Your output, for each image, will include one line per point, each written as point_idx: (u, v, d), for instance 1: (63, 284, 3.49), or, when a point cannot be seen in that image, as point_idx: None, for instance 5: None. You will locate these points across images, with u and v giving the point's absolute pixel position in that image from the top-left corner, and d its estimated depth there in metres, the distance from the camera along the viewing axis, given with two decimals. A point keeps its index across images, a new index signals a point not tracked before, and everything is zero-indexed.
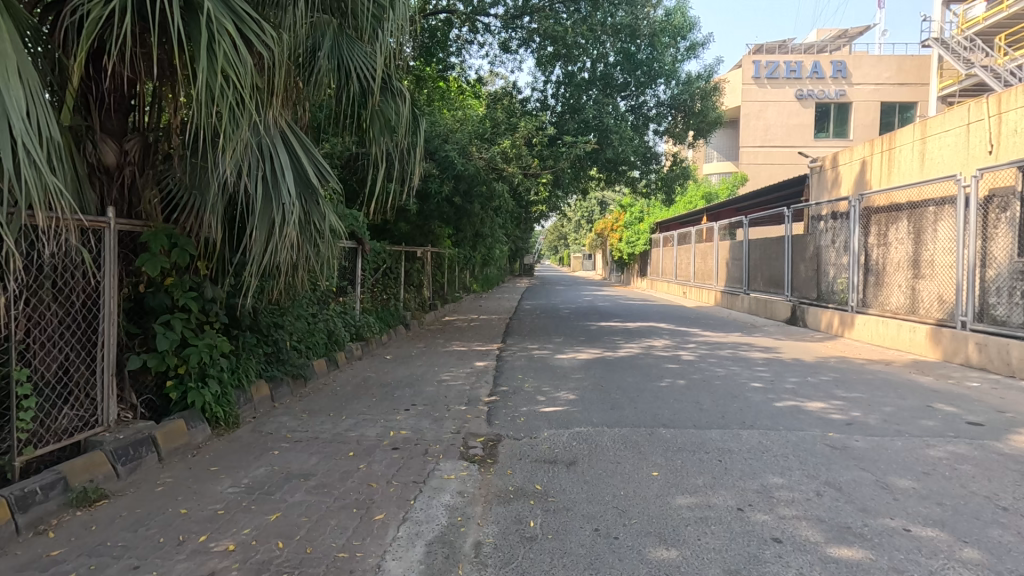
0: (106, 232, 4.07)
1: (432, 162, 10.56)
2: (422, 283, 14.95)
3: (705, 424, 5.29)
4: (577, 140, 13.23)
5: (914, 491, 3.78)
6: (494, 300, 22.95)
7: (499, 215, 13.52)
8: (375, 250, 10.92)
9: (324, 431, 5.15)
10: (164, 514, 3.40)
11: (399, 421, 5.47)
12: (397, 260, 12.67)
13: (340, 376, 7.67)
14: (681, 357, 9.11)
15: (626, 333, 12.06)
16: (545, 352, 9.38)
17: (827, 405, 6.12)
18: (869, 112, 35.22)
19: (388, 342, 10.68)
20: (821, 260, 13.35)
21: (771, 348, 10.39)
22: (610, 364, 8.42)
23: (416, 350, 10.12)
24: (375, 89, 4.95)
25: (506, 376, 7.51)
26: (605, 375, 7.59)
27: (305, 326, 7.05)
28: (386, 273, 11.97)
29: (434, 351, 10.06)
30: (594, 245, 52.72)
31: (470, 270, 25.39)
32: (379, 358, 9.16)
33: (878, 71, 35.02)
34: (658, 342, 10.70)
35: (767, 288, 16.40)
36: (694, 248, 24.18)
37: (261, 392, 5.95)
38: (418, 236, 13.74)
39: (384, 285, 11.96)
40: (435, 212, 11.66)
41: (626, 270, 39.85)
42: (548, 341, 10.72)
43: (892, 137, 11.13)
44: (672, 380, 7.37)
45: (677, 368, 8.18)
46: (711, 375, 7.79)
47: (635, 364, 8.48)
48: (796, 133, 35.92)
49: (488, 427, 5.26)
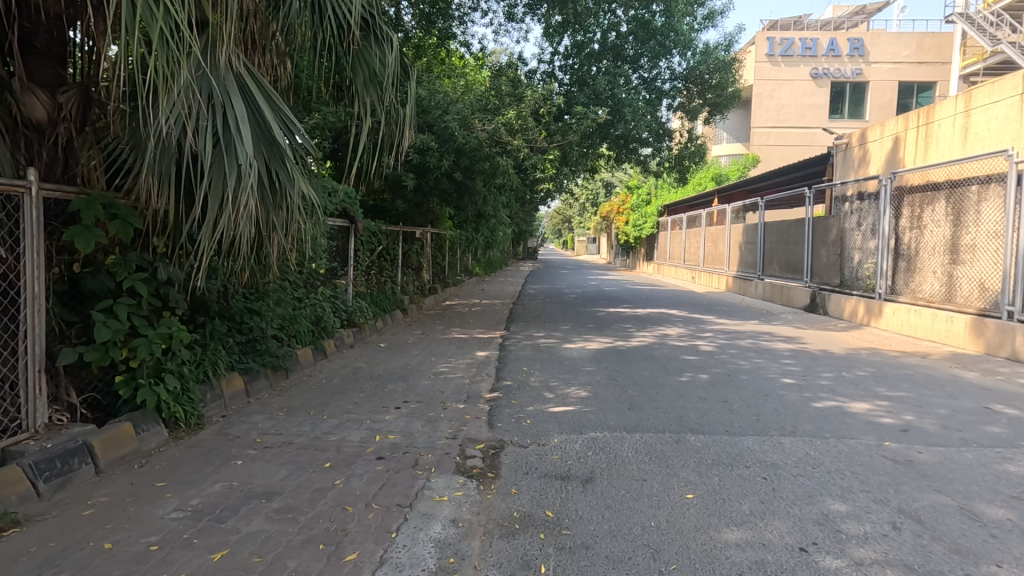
0: (26, 200, 3.37)
1: (431, 135, 9.79)
2: (421, 266, 14.26)
3: (740, 430, 4.57)
4: (586, 115, 12.46)
5: (1012, 523, 3.07)
6: (496, 284, 22.25)
7: (503, 193, 12.76)
8: (370, 231, 10.22)
9: (301, 435, 4.47)
10: (83, 549, 2.73)
11: (387, 422, 4.78)
12: (393, 240, 11.93)
13: (328, 366, 7.00)
14: (699, 349, 8.38)
15: (637, 320, 11.36)
16: (552, 341, 8.68)
17: (873, 407, 5.40)
18: (886, 91, 34.03)
19: (384, 329, 10.00)
20: (845, 243, 12.56)
21: (795, 338, 9.66)
22: (623, 355, 7.72)
23: (414, 337, 9.47)
24: (357, 29, 4.18)
25: (509, 369, 6.82)
26: (619, 368, 6.88)
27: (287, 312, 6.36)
28: (381, 254, 11.25)
29: (432, 339, 9.38)
30: (599, 230, 51.79)
31: (471, 253, 24.60)
32: (372, 346, 8.49)
33: (896, 49, 33.84)
34: (673, 331, 10.01)
35: (783, 273, 15.65)
36: (704, 231, 23.38)
37: (233, 386, 5.26)
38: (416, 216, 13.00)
39: (379, 268, 11.23)
40: (435, 190, 10.90)
41: (631, 254, 38.99)
42: (553, 329, 10.02)
43: (930, 109, 10.27)
44: (693, 374, 6.67)
45: (696, 361, 7.47)
46: (736, 368, 7.08)
47: (650, 355, 7.78)
48: (810, 113, 34.79)
49: (489, 432, 4.57)
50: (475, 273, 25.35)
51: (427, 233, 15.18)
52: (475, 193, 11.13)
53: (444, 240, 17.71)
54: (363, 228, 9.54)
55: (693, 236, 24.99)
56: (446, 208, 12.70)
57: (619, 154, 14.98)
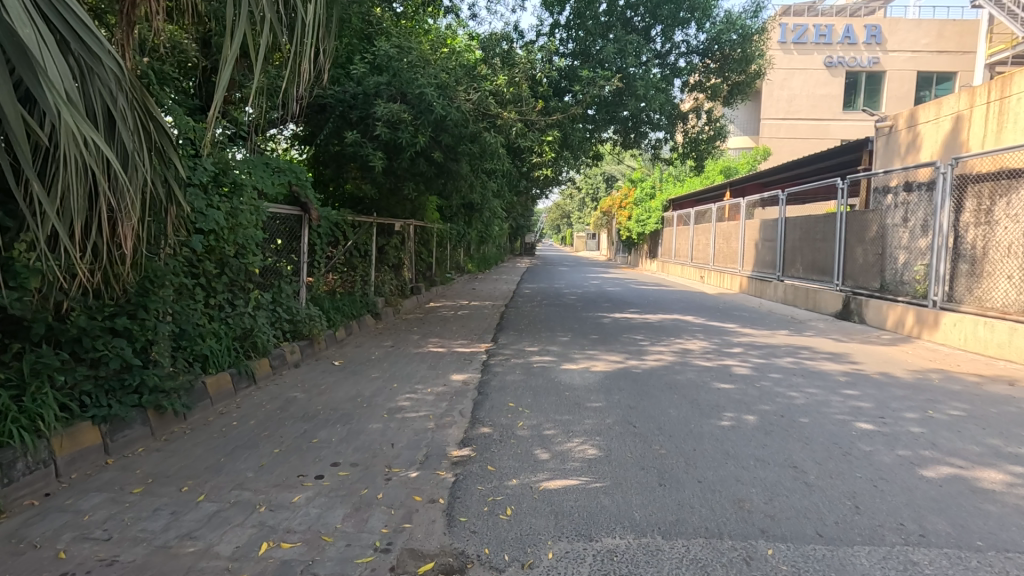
0: None
1: (404, 105, 8.04)
2: (400, 262, 12.60)
3: (838, 535, 2.91)
4: (591, 88, 10.72)
5: None
6: (490, 282, 20.60)
7: (494, 179, 11.08)
8: (332, 220, 8.53)
9: (143, 539, 2.80)
10: None
11: (291, 512, 3.11)
12: (365, 232, 10.24)
13: (253, 398, 5.32)
14: (731, 373, 6.68)
15: (649, 330, 9.70)
16: (548, 360, 6.99)
17: (1011, 478, 3.73)
18: (904, 82, 32.32)
19: (346, 340, 8.31)
20: (887, 242, 10.89)
21: (842, 356, 8.00)
22: (639, 382, 6.03)
23: (379, 352, 7.78)
24: None
25: (490, 404, 5.15)
26: (635, 404, 5.20)
27: (181, 327, 4.67)
28: (347, 248, 9.56)
29: (402, 353, 7.71)
30: (599, 226, 50.25)
31: (463, 248, 22.95)
32: (324, 365, 6.81)
33: (914, 37, 32.20)
34: (694, 345, 8.33)
35: (808, 274, 14.00)
36: (714, 227, 21.72)
37: (78, 445, 3.58)
38: (394, 205, 11.31)
39: (343, 266, 9.53)
40: (411, 172, 9.19)
41: (633, 251, 37.43)
42: (550, 341, 8.33)
43: (1005, 81, 8.56)
44: (735, 415, 5.00)
45: (733, 392, 5.80)
46: (788, 404, 5.41)
47: (672, 382, 6.13)
48: (823, 104, 33.10)
49: (445, 533, 2.91)
50: (468, 270, 23.70)
51: (409, 225, 13.48)
52: (459, 177, 9.42)
53: (430, 233, 16.02)
54: (319, 217, 7.88)
55: (702, 232, 23.28)
56: (428, 196, 11.00)
57: (627, 136, 13.26)
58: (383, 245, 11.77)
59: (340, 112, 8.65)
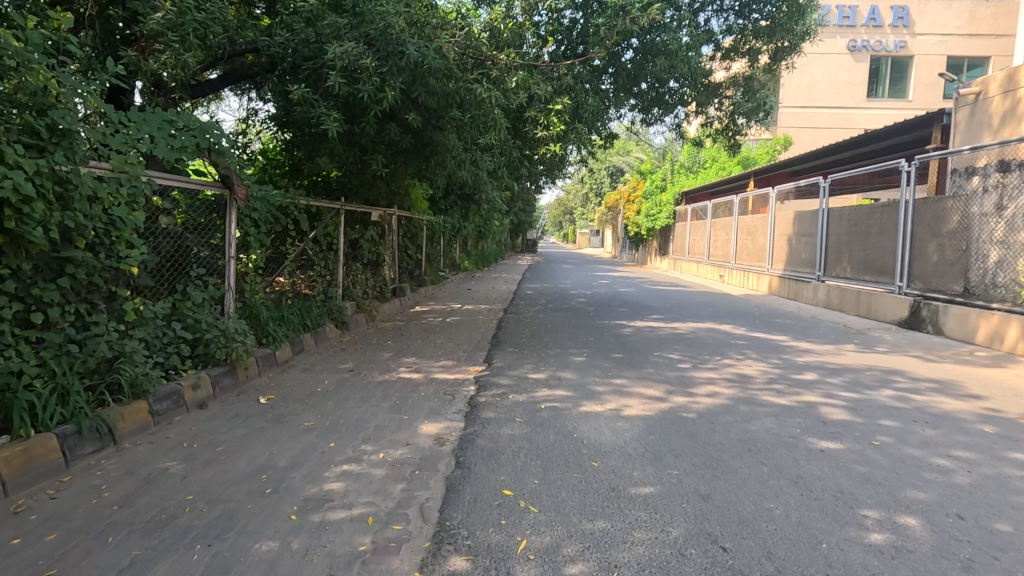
0: None
1: (366, 48, 6.05)
2: (379, 258, 10.65)
3: None
4: (608, 45, 8.75)
5: None
6: (488, 282, 18.64)
7: (491, 157, 9.12)
8: (279, 204, 6.59)
9: None
10: None
11: None
12: (328, 221, 8.26)
13: (91, 475, 3.32)
14: (824, 418, 4.66)
15: (685, 345, 7.70)
16: (560, 398, 4.99)
17: None
18: (933, 67, 30.34)
19: (293, 362, 6.31)
20: (974, 235, 8.92)
21: (950, 384, 6.00)
22: (700, 441, 4.01)
23: (332, 379, 5.78)
24: None
25: (473, 493, 3.15)
26: (710, 492, 3.19)
27: None
28: (302, 242, 7.57)
29: (362, 382, 5.72)
30: (604, 222, 48.27)
31: (458, 243, 20.96)
32: (244, 404, 4.81)
33: (944, 20, 30.18)
34: (752, 370, 6.29)
35: (857, 274, 12.03)
36: (735, 221, 19.74)
37: None
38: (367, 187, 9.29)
39: (297, 263, 7.55)
40: (380, 141, 7.20)
41: (641, 248, 35.52)
42: (561, 363, 6.32)
43: None
44: (880, 516, 2.99)
45: (846, 459, 3.78)
46: (950, 485, 3.39)
47: (748, 439, 4.11)
48: (845, 91, 31.10)
49: None
50: (464, 268, 21.74)
51: (391, 216, 11.48)
52: (443, 148, 7.43)
53: (420, 225, 14.04)
54: (252, 198, 5.90)
55: (721, 226, 21.25)
56: (410, 177, 9.01)
57: (647, 111, 11.26)
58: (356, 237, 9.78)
59: (290, 65, 6.68)
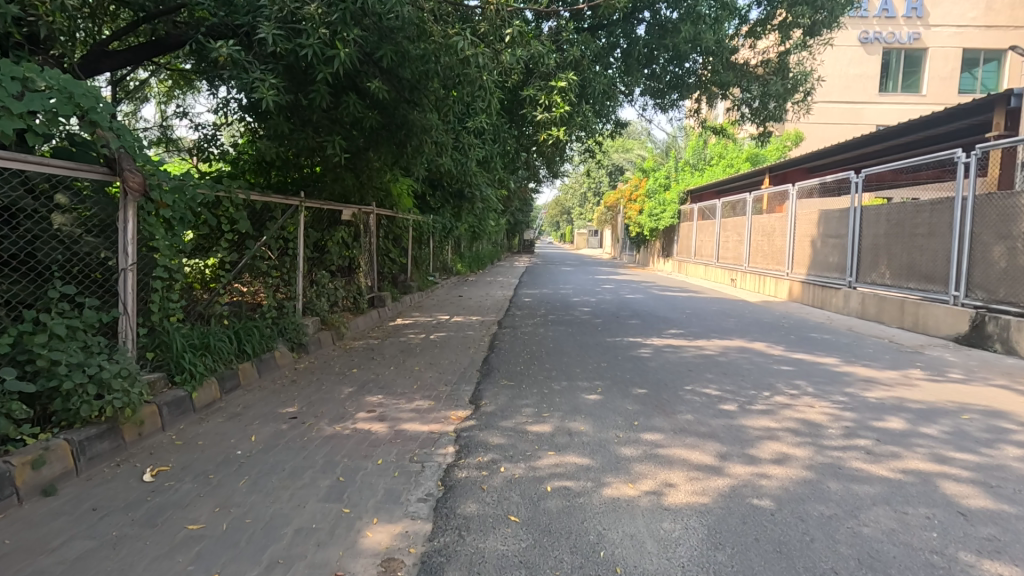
0: None
1: None
2: (352, 264, 9.18)
3: None
4: (622, 7, 7.29)
5: None
6: (482, 287, 17.16)
7: (481, 145, 7.66)
8: (206, 199, 5.12)
9: None
10: None
11: None
12: (282, 220, 6.78)
13: None
14: (957, 506, 3.21)
15: (721, 374, 6.25)
16: (573, 472, 3.52)
17: None
18: (948, 60, 29.05)
19: (219, 406, 4.81)
20: None
21: None
22: (798, 566, 2.55)
23: (264, 434, 4.29)
24: None
25: None
26: None
27: None
28: (244, 246, 6.07)
29: (304, 437, 4.23)
30: (604, 222, 46.82)
31: (450, 245, 19.45)
32: (118, 484, 3.32)
33: (960, 11, 28.88)
34: (817, 416, 4.83)
35: (898, 281, 10.62)
36: (748, 221, 18.34)
37: None
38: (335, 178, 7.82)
39: (238, 273, 6.06)
40: (337, 116, 5.72)
41: (643, 249, 34.14)
42: (570, 406, 4.84)
43: None
44: None
45: None
46: None
47: (868, 556, 2.66)
48: (857, 85, 29.78)
49: None
50: (457, 271, 20.21)
51: (368, 214, 9.97)
52: (414, 126, 5.94)
53: (404, 225, 12.57)
54: (158, 193, 4.39)
55: (732, 227, 19.82)
56: (384, 167, 7.54)
57: (662, 95, 9.79)
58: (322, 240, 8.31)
59: (225, 21, 5.25)
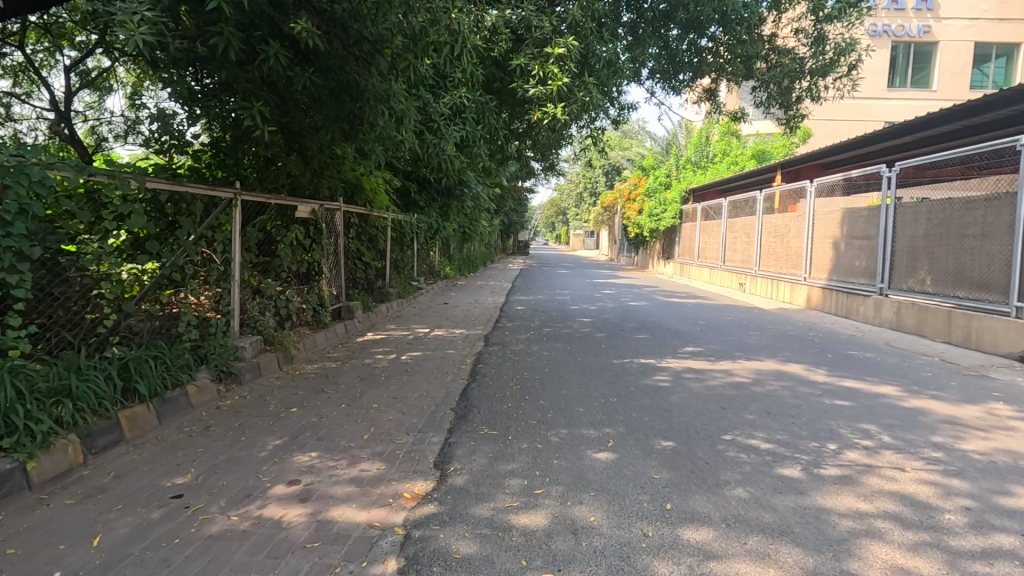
0: None
1: None
2: (308, 269, 7.79)
3: None
4: None
5: None
6: (472, 293, 15.76)
7: (459, 124, 6.27)
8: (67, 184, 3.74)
9: None
10: None
11: None
12: (207, 218, 5.42)
13: None
14: None
15: (764, 413, 4.88)
16: None
17: None
18: (960, 54, 27.84)
19: (79, 477, 3.42)
20: None
21: None
22: None
23: (122, 528, 2.91)
24: None
25: None
26: None
27: None
28: (143, 250, 4.67)
29: (177, 536, 2.84)
30: (601, 223, 45.53)
31: (438, 246, 18.04)
32: None
33: (972, 2, 27.65)
34: (915, 487, 3.48)
35: (943, 288, 9.31)
36: (758, 220, 17.01)
37: None
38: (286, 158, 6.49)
39: (140, 286, 4.71)
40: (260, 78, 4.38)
41: (643, 250, 32.85)
42: (573, 477, 3.47)
43: None
44: None
45: None
46: None
47: None
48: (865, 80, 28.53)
49: None
50: (446, 275, 18.79)
51: (333, 210, 8.58)
52: (365, 92, 4.59)
53: (381, 225, 11.16)
54: None
55: (740, 227, 18.51)
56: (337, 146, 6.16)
57: (674, 73, 8.44)
58: (268, 235, 6.91)
59: None
